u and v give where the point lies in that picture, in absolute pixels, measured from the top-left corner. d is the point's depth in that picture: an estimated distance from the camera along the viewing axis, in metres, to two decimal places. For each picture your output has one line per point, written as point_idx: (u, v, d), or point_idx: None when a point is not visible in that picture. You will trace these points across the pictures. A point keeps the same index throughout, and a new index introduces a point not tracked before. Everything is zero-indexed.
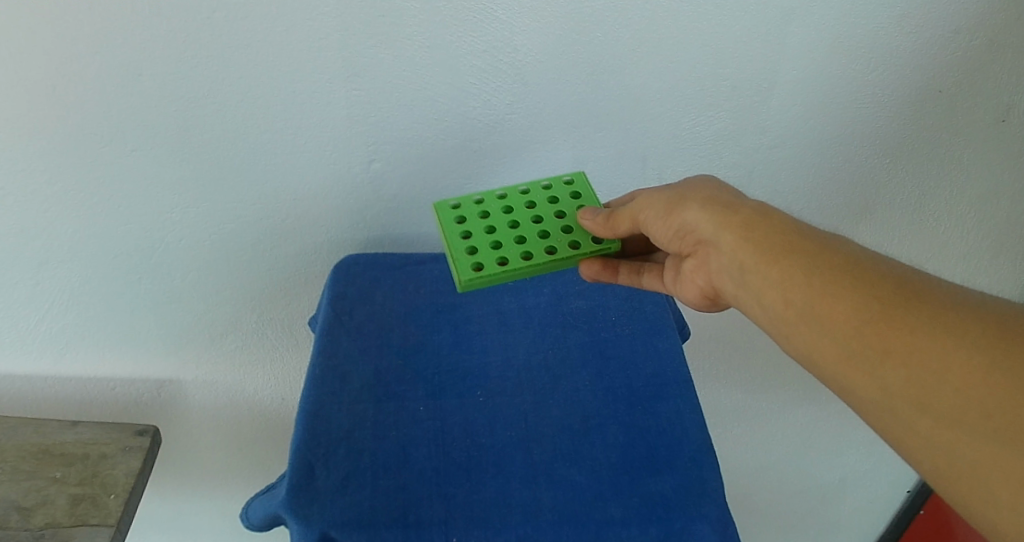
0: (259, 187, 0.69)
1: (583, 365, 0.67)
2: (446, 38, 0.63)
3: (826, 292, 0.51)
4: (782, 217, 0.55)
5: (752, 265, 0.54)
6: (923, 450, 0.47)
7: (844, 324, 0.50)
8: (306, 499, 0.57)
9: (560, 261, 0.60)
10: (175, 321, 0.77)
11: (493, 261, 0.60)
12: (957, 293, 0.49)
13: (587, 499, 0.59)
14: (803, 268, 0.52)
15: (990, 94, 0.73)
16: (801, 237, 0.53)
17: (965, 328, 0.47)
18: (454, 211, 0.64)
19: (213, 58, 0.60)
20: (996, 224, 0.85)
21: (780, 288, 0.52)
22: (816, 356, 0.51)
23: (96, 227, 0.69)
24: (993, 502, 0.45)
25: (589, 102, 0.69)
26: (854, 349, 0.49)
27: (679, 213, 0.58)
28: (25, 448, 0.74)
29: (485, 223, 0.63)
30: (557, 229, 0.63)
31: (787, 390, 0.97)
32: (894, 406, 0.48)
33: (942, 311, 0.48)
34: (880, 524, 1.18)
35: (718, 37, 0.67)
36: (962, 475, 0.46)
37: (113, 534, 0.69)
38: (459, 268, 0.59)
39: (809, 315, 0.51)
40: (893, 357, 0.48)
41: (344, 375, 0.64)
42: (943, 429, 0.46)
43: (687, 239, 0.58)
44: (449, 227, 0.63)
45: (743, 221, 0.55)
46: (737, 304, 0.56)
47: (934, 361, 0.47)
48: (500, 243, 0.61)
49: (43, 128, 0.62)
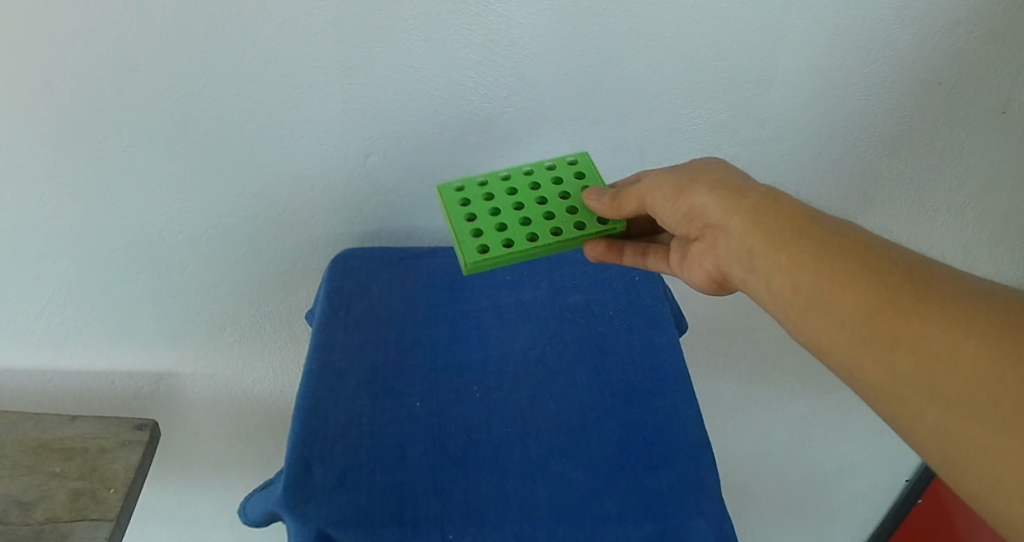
0: (257, 179, 0.69)
1: (581, 359, 0.67)
2: (444, 31, 0.63)
3: (835, 277, 0.51)
4: (791, 202, 0.55)
5: (760, 250, 0.53)
6: (930, 435, 0.47)
7: (851, 308, 0.50)
8: (304, 496, 0.57)
9: (566, 243, 0.60)
10: (174, 314, 0.77)
11: (499, 244, 0.60)
12: (966, 280, 0.49)
13: (583, 495, 0.59)
14: (810, 253, 0.52)
15: (992, 84, 0.73)
16: (811, 223, 0.53)
17: (972, 314, 0.47)
18: (458, 193, 0.64)
19: (209, 52, 0.60)
20: (996, 215, 0.84)
21: (789, 273, 0.52)
22: (824, 340, 0.51)
23: (94, 221, 0.69)
24: (998, 489, 0.44)
25: (588, 93, 0.69)
26: (862, 334, 0.49)
27: (687, 197, 0.57)
28: (25, 442, 0.74)
29: (489, 206, 0.63)
30: (561, 210, 0.62)
31: (785, 381, 0.97)
32: (900, 390, 0.48)
33: (952, 297, 0.48)
34: (879, 513, 1.19)
35: (717, 29, 0.66)
36: (965, 461, 0.45)
37: (113, 527, 0.70)
38: (465, 251, 0.59)
39: (817, 299, 0.51)
40: (901, 341, 0.48)
41: (341, 371, 0.64)
42: (948, 413, 0.46)
43: (696, 223, 0.58)
44: (452, 211, 0.62)
45: (752, 206, 0.55)
46: (749, 290, 0.56)
47: (940, 347, 0.47)
48: (506, 225, 0.61)
49: (39, 123, 0.62)
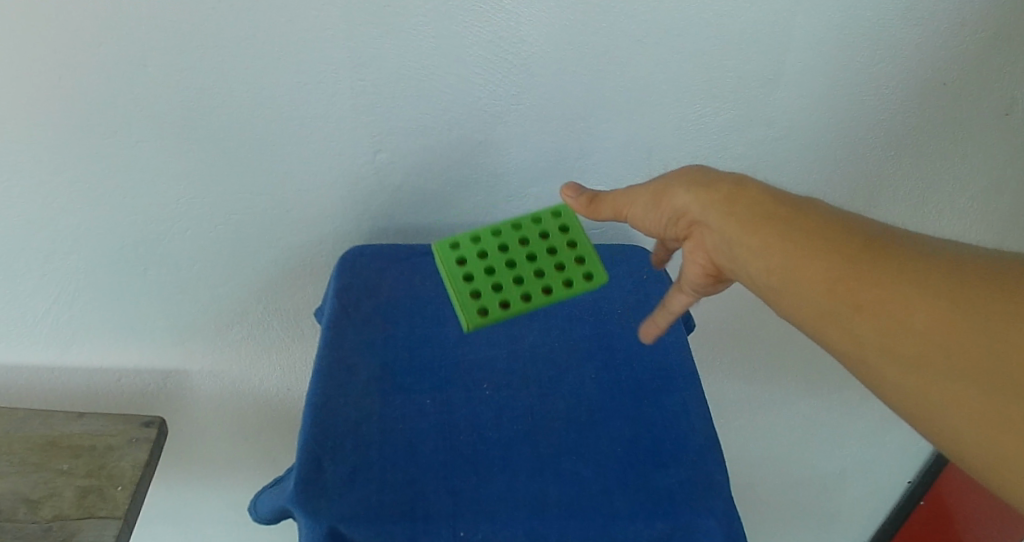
0: (265, 176, 0.69)
1: (590, 357, 0.67)
2: (453, 28, 0.63)
3: (806, 254, 0.51)
4: (765, 186, 0.55)
5: (738, 236, 0.54)
6: (913, 405, 0.47)
7: (822, 284, 0.50)
8: (315, 492, 0.56)
9: (555, 297, 0.60)
10: (182, 312, 0.77)
11: (496, 303, 0.59)
12: (928, 245, 0.49)
13: (593, 492, 0.59)
14: (778, 232, 0.52)
15: (997, 85, 0.73)
16: (782, 203, 0.53)
17: (933, 278, 0.47)
18: (454, 251, 0.63)
19: (219, 48, 0.60)
20: (999, 217, 0.85)
21: (763, 255, 0.52)
22: (801, 316, 0.52)
23: (102, 217, 0.68)
24: (983, 452, 0.44)
25: (596, 92, 0.69)
26: (831, 308, 0.49)
27: (666, 198, 0.58)
28: (32, 440, 0.74)
29: (481, 263, 0.62)
30: (550, 266, 0.62)
31: (790, 380, 0.98)
32: (870, 359, 0.48)
33: (913, 263, 0.48)
34: (881, 515, 1.19)
35: (725, 28, 0.66)
36: (934, 419, 0.46)
37: (121, 525, 0.69)
38: (466, 312, 0.59)
39: (789, 276, 0.51)
40: (866, 310, 0.48)
41: (351, 368, 0.64)
42: (925, 380, 0.46)
43: (681, 223, 0.58)
44: (450, 270, 0.61)
45: (726, 198, 0.55)
46: (733, 274, 0.56)
47: (902, 312, 0.47)
48: (500, 285, 0.61)
49: (49, 118, 0.62)
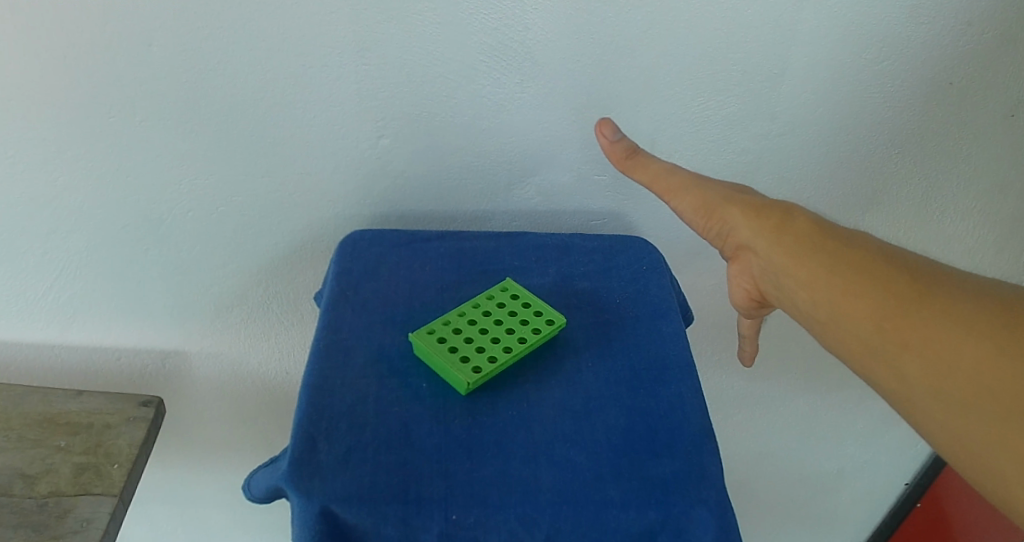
0: (268, 159, 0.69)
1: (588, 346, 0.67)
2: (458, 14, 0.63)
3: (846, 288, 0.55)
4: (817, 219, 0.59)
5: (785, 266, 0.58)
6: (938, 433, 0.50)
7: (862, 317, 0.54)
8: (309, 472, 0.57)
9: (532, 343, 0.65)
10: (182, 293, 0.77)
11: (485, 361, 0.63)
12: (965, 283, 0.53)
13: (586, 479, 0.58)
14: (827, 269, 0.56)
15: (1003, 85, 0.73)
16: (831, 240, 0.57)
17: (972, 318, 0.50)
18: (432, 334, 0.65)
19: (225, 29, 0.61)
20: (1004, 219, 0.84)
21: (808, 288, 0.57)
22: (842, 346, 0.55)
23: (105, 196, 0.69)
24: (997, 476, 0.47)
25: (600, 82, 0.69)
26: (874, 342, 0.53)
27: (719, 214, 0.62)
28: (30, 416, 0.74)
29: (459, 338, 0.65)
30: (514, 321, 0.67)
31: (789, 377, 0.97)
32: (906, 387, 0.51)
33: (953, 303, 0.51)
34: (877, 517, 1.19)
35: (730, 21, 0.66)
36: (978, 455, 0.48)
37: (116, 503, 0.70)
38: (461, 372, 0.62)
39: (834, 310, 0.55)
40: (910, 345, 0.52)
41: (348, 350, 0.65)
42: (954, 411, 0.49)
43: (729, 243, 0.63)
44: (438, 352, 0.63)
45: (775, 225, 0.59)
46: (769, 296, 0.62)
47: (943, 349, 0.50)
48: (481, 347, 0.64)
49: (55, 96, 0.62)
